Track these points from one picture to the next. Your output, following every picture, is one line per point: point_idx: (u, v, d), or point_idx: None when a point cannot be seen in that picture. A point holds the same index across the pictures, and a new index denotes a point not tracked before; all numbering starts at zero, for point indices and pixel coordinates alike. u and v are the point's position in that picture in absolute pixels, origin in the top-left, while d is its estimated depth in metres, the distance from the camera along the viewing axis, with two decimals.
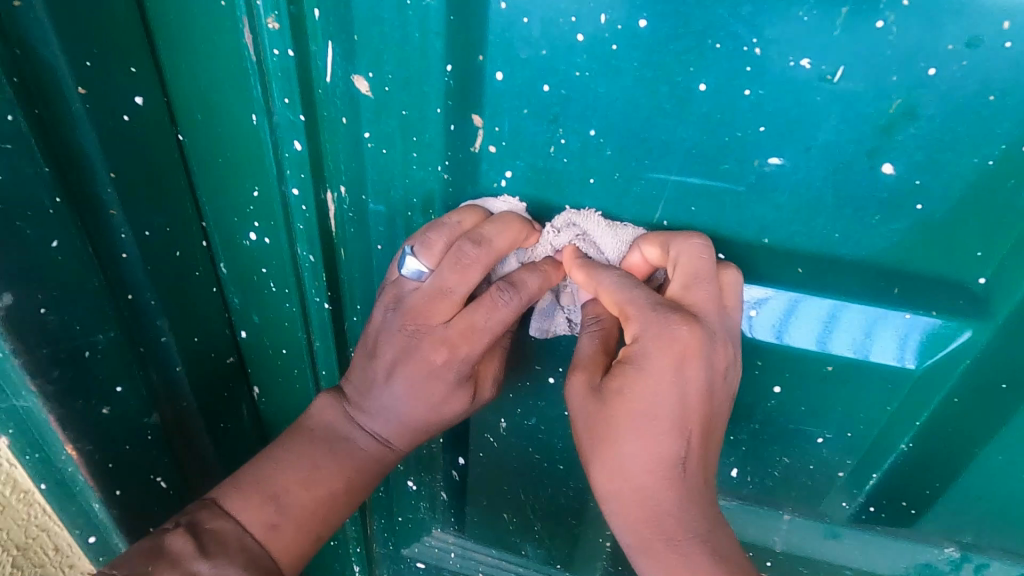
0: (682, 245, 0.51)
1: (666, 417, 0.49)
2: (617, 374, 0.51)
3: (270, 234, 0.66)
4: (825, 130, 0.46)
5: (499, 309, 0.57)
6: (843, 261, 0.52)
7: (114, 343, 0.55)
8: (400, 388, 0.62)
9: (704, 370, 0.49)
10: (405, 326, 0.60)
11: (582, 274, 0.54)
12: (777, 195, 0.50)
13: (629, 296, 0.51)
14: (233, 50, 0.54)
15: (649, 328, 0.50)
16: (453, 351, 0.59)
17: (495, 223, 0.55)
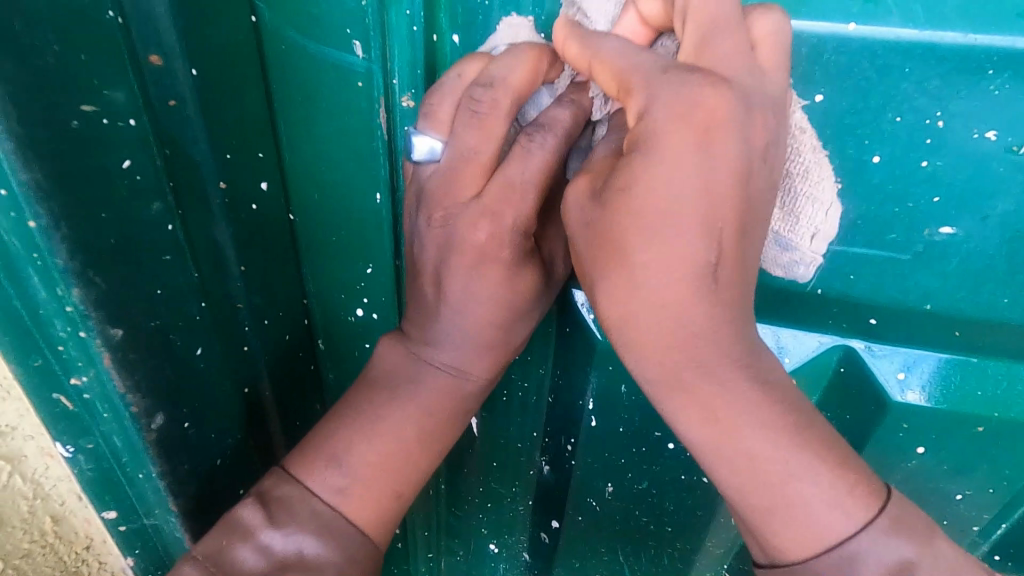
0: (693, 11, 0.40)
1: (688, 199, 0.39)
2: (622, 225, 0.41)
3: (378, 310, 0.62)
4: (1005, 200, 0.45)
5: (535, 157, 0.47)
6: (1006, 324, 0.51)
7: (239, 445, 0.52)
8: (461, 288, 0.51)
9: (729, 179, 0.39)
10: (432, 218, 0.50)
11: (581, 54, 0.43)
12: (947, 265, 0.49)
13: (634, 62, 0.41)
14: (357, 128, 0.51)
15: (660, 110, 0.39)
16: (496, 223, 0.49)
17: (505, 57, 0.46)
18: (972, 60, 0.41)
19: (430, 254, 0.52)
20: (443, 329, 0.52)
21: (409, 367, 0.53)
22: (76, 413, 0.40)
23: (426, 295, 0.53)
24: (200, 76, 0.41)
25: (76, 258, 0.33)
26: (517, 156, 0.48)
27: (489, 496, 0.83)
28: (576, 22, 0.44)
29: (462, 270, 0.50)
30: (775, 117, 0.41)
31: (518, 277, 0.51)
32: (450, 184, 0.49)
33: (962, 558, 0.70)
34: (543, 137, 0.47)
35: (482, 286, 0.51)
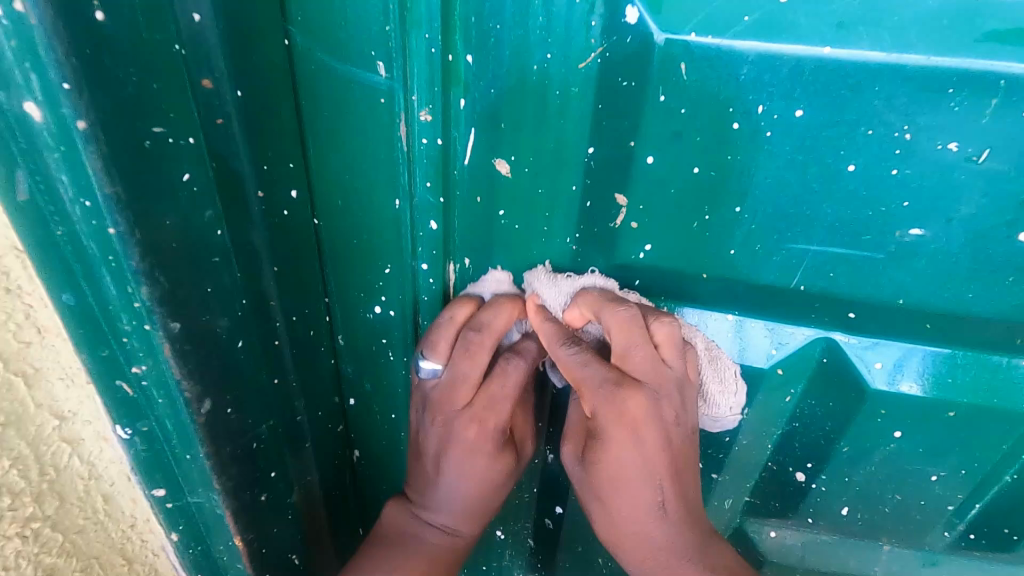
0: (613, 316, 0.57)
1: (637, 487, 0.58)
2: (591, 449, 0.59)
3: (395, 307, 0.67)
4: (967, 204, 0.50)
5: (512, 376, 0.64)
6: (975, 318, 0.56)
7: (272, 432, 0.56)
8: (455, 480, 0.67)
9: (649, 412, 0.56)
10: (434, 419, 0.66)
11: (545, 341, 0.60)
12: (917, 263, 0.54)
13: (582, 373, 0.57)
14: (378, 140, 0.56)
15: (599, 404, 0.56)
16: (483, 425, 0.65)
17: (487, 309, 0.62)
18: (935, 79, 0.46)
19: (433, 445, 0.67)
20: (442, 494, 0.68)
21: (413, 527, 0.69)
22: (135, 399, 0.45)
23: (427, 476, 0.69)
24: (244, 96, 0.46)
25: (146, 260, 0.37)
26: (497, 378, 0.64)
27: None
28: (538, 306, 0.61)
29: (457, 458, 0.66)
30: (680, 391, 0.58)
31: (499, 458, 0.67)
32: (453, 382, 0.64)
33: (937, 534, 0.75)
34: (516, 360, 0.64)
35: (474, 467, 0.66)
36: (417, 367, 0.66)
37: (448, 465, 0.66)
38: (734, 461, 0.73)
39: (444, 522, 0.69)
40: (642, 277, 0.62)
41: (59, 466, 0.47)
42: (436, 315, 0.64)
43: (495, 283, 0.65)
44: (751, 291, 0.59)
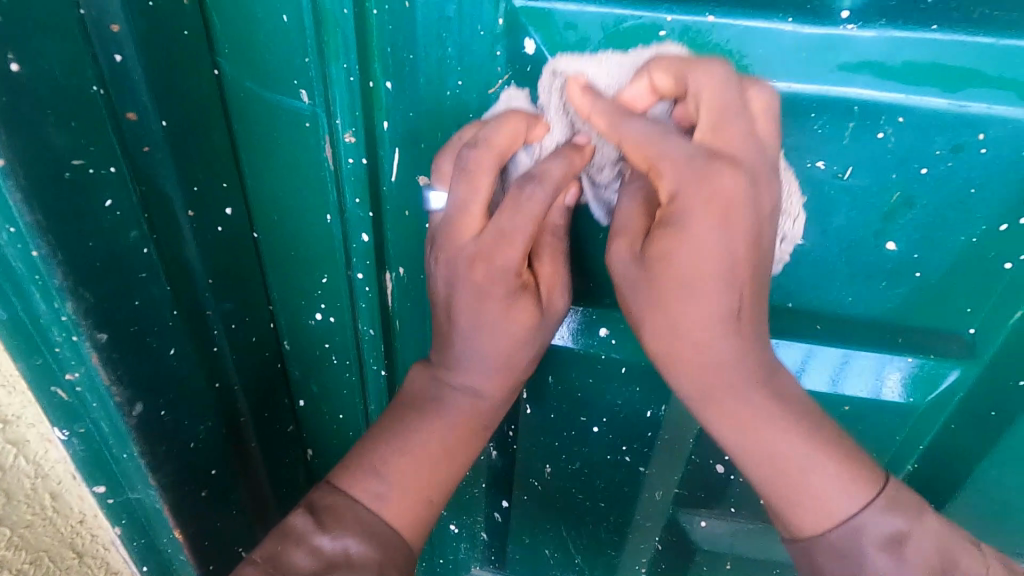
0: (699, 74, 0.48)
1: (722, 291, 0.50)
2: (661, 241, 0.50)
3: (335, 313, 0.72)
4: (839, 216, 0.55)
5: (524, 206, 0.54)
6: (854, 318, 0.61)
7: (211, 432, 0.61)
8: (468, 328, 0.60)
9: (748, 193, 0.49)
10: (439, 258, 0.59)
11: (605, 121, 0.51)
12: (798, 270, 0.59)
13: (659, 146, 0.50)
14: (308, 160, 0.60)
15: (683, 180, 0.49)
16: (489, 263, 0.57)
17: (493, 120, 0.55)
18: (798, 104, 0.51)
19: (441, 289, 0.61)
20: (460, 352, 0.61)
21: (438, 388, 0.62)
22: (70, 402, 0.49)
23: (443, 324, 0.62)
24: (169, 126, 0.50)
25: (69, 277, 0.42)
26: (506, 208, 0.55)
27: None
28: (588, 86, 0.52)
29: (470, 313, 0.59)
30: (775, 177, 0.50)
31: (515, 308, 0.59)
32: (456, 214, 0.57)
33: None
34: (532, 187, 0.54)
35: (491, 316, 0.59)
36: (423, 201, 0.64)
37: (460, 319, 0.60)
38: (658, 453, 0.79)
39: (471, 382, 0.62)
40: None
41: (4, 466, 0.51)
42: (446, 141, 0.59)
43: (511, 97, 0.57)
44: None
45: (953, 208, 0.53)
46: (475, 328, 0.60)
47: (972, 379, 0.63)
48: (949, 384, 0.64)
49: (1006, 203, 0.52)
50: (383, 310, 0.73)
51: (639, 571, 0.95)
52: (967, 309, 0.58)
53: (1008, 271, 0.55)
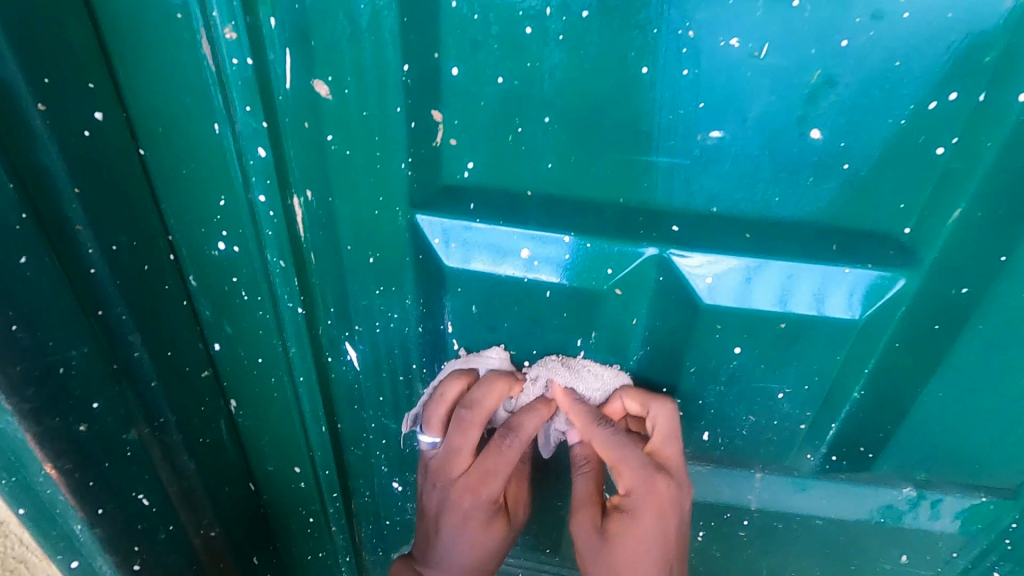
0: (659, 411, 0.69)
1: (653, 549, 0.69)
2: (616, 523, 0.70)
3: (238, 242, 0.67)
4: (758, 102, 0.51)
5: (507, 453, 0.71)
6: (784, 222, 0.56)
7: (88, 360, 0.57)
8: (452, 540, 0.76)
9: (674, 496, 0.69)
10: (434, 484, 0.76)
11: (581, 425, 0.70)
12: (722, 168, 0.54)
13: (618, 452, 0.69)
14: (187, 61, 0.56)
15: (637, 484, 0.69)
16: (476, 495, 0.73)
17: (480, 388, 0.71)
18: None
19: (432, 515, 0.77)
20: (442, 553, 0.77)
21: (418, 571, 0.80)
22: None
23: (430, 536, 0.78)
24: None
25: None
26: (491, 457, 0.71)
27: (383, 432, 0.90)
28: (570, 391, 0.71)
29: (456, 526, 0.75)
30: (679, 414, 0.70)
31: (491, 525, 0.76)
32: (447, 455, 0.75)
33: (800, 459, 0.77)
34: (509, 439, 0.71)
35: (476, 532, 0.75)
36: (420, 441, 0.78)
37: (446, 531, 0.75)
38: None
39: (450, 574, 0.78)
40: (475, 199, 0.62)
41: None
42: (438, 385, 0.74)
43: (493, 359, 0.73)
44: (577, 207, 0.60)
45: (878, 85, 0.48)
46: (456, 530, 0.75)
47: (913, 290, 0.59)
48: (893, 294, 0.59)
49: (933, 75, 0.48)
50: (292, 239, 0.68)
51: None
52: (901, 205, 0.54)
53: (940, 156, 0.51)
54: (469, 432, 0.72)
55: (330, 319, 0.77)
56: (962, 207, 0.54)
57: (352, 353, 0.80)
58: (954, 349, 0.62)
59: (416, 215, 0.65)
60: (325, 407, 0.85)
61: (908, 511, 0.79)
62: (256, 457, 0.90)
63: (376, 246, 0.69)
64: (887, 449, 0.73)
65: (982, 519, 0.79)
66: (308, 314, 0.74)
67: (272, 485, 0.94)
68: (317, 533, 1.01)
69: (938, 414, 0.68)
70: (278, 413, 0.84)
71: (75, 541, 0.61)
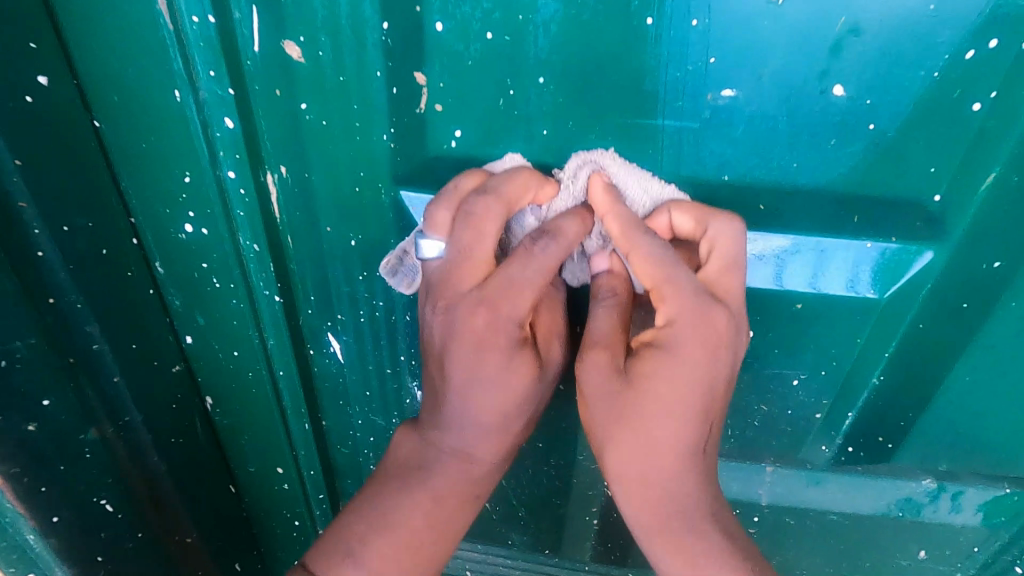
0: (721, 227, 0.49)
1: (692, 411, 0.48)
2: (646, 362, 0.48)
3: (206, 224, 0.62)
4: (776, 55, 0.46)
5: (536, 259, 0.50)
6: (803, 192, 0.52)
7: (37, 355, 0.52)
8: (460, 379, 0.52)
9: (731, 343, 0.49)
10: (436, 306, 0.52)
11: (619, 231, 0.49)
12: (735, 132, 0.49)
13: (664, 268, 0.48)
14: (142, 21, 0.50)
15: (684, 315, 0.48)
16: (494, 311, 0.50)
17: (503, 176, 0.51)
18: None
19: (436, 340, 0.53)
20: (448, 415, 0.54)
21: (422, 450, 0.56)
22: None
23: (434, 388, 0.54)
24: None
25: None
26: (516, 258, 0.50)
27: (370, 429, 0.84)
28: (610, 187, 0.51)
29: (467, 354, 0.51)
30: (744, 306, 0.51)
31: (516, 360, 0.51)
32: (456, 259, 0.51)
33: (815, 450, 0.72)
34: (546, 244, 0.50)
35: (495, 365, 0.51)
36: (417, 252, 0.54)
37: (453, 357, 0.51)
38: None
39: (457, 442, 0.54)
40: (464, 171, 0.57)
41: None
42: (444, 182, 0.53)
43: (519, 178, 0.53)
44: None
45: (909, 33, 0.44)
46: (470, 366, 0.51)
47: (940, 264, 0.54)
48: (917, 271, 0.55)
49: (970, 21, 0.43)
50: (267, 220, 0.62)
51: (590, 523, 0.86)
52: (931, 169, 0.49)
53: (975, 114, 0.46)
54: (486, 221, 0.50)
55: (311, 308, 0.72)
56: (995, 172, 0.49)
57: (335, 345, 0.75)
58: (983, 329, 0.58)
59: (401, 192, 0.60)
60: (308, 402, 0.79)
61: (927, 505, 0.75)
62: (235, 457, 0.84)
63: (358, 227, 0.64)
64: (907, 439, 0.69)
65: (1006, 511, 0.75)
66: (286, 302, 0.69)
67: (253, 487, 0.89)
68: (303, 537, 0.96)
69: (964, 399, 0.63)
70: (257, 410, 0.79)
71: (26, 552, 0.57)
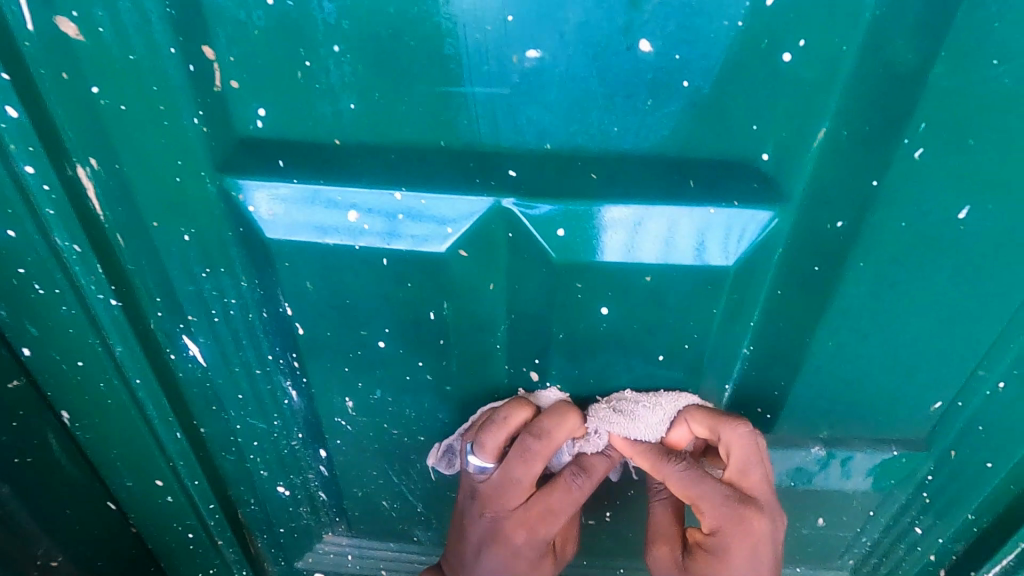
0: (730, 435, 0.62)
1: (746, 570, 0.62)
2: (701, 562, 0.63)
3: (12, 225, 0.56)
4: (574, 9, 0.42)
5: (576, 493, 0.65)
6: (629, 157, 0.49)
7: None
8: (492, 567, 0.68)
9: (767, 529, 0.62)
10: (483, 513, 0.68)
11: (649, 464, 0.64)
12: (548, 96, 0.46)
13: (694, 482, 0.62)
14: None
15: (722, 520, 0.62)
16: (532, 531, 0.66)
17: (550, 417, 0.63)
18: None
19: (478, 530, 0.68)
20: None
21: None
22: None
23: (467, 552, 0.70)
24: None
25: None
26: (556, 492, 0.65)
27: (253, 433, 0.80)
28: (628, 441, 0.64)
29: (500, 560, 0.67)
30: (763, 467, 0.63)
31: (541, 567, 0.69)
32: (505, 485, 0.66)
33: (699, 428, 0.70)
34: (580, 479, 0.65)
35: (520, 566, 0.68)
36: (465, 462, 0.67)
37: (487, 562, 0.68)
38: (464, 371, 0.66)
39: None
40: (283, 154, 0.52)
41: None
42: (494, 410, 0.64)
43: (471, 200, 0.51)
44: (398, 154, 0.51)
45: None
46: (504, 564, 0.67)
47: (785, 229, 0.52)
48: (763, 238, 0.52)
49: None
50: (83, 218, 0.57)
51: None
52: (755, 126, 0.47)
53: (789, 65, 0.44)
54: (532, 462, 0.64)
55: (160, 311, 0.67)
56: (825, 126, 0.47)
57: (194, 347, 0.70)
58: (841, 291, 0.56)
59: (228, 179, 0.55)
60: (177, 409, 0.75)
61: (818, 473, 0.74)
62: (110, 472, 0.80)
63: (188, 221, 0.59)
64: (785, 409, 0.67)
65: (895, 474, 0.75)
66: (127, 306, 0.64)
67: (135, 501, 0.84)
68: (202, 548, 0.91)
69: (834, 365, 0.62)
70: (119, 424, 0.74)
71: None
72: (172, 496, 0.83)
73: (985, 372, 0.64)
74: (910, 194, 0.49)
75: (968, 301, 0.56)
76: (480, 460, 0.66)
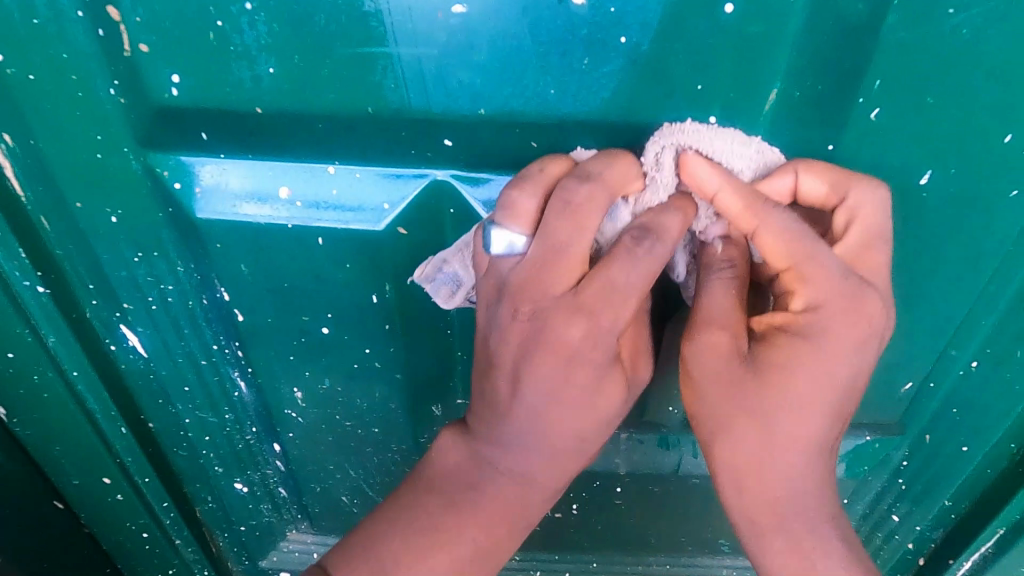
0: (863, 199, 0.44)
1: (838, 406, 0.45)
2: (778, 349, 0.45)
3: None
4: None
5: (640, 262, 0.44)
6: (569, 123, 0.46)
7: None
8: (531, 404, 0.48)
9: (880, 323, 0.45)
10: (518, 311, 0.46)
11: (744, 206, 0.43)
12: (477, 55, 0.43)
13: (807, 243, 0.43)
14: None
15: (831, 294, 0.43)
16: (590, 319, 0.45)
17: (597, 157, 0.44)
18: None
19: (507, 356, 0.47)
20: (509, 431, 0.49)
21: (473, 471, 0.51)
22: None
23: (500, 428, 0.49)
24: None
25: None
26: (620, 260, 0.44)
27: (203, 428, 0.77)
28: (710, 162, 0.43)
29: (545, 397, 0.47)
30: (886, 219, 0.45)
31: (604, 381, 0.48)
32: (535, 250, 0.45)
33: (664, 415, 0.67)
34: (651, 242, 0.44)
35: (570, 372, 0.47)
36: (484, 245, 0.46)
37: (526, 406, 0.48)
38: (414, 356, 0.63)
39: (519, 464, 0.50)
40: (205, 126, 0.49)
41: None
42: (523, 169, 0.45)
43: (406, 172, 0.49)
44: (325, 124, 0.48)
45: None
46: (543, 401, 0.47)
47: None
48: None
49: None
50: None
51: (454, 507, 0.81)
52: (698, 86, 0.44)
53: (730, 18, 0.41)
54: (580, 216, 0.43)
55: (94, 299, 0.63)
56: (777, 87, 0.44)
57: (133, 338, 0.67)
58: None
59: (153, 154, 0.52)
60: (119, 403, 0.71)
61: None
62: (55, 470, 0.77)
63: (113, 201, 0.56)
64: None
65: (868, 459, 0.72)
66: (56, 293, 0.61)
67: (82, 502, 0.81)
68: (159, 548, 0.87)
69: None
70: (58, 419, 0.71)
71: None
72: (122, 495, 0.80)
73: (957, 353, 0.61)
74: (867, 159, 0.46)
75: (932, 273, 0.53)
76: (507, 243, 0.45)
